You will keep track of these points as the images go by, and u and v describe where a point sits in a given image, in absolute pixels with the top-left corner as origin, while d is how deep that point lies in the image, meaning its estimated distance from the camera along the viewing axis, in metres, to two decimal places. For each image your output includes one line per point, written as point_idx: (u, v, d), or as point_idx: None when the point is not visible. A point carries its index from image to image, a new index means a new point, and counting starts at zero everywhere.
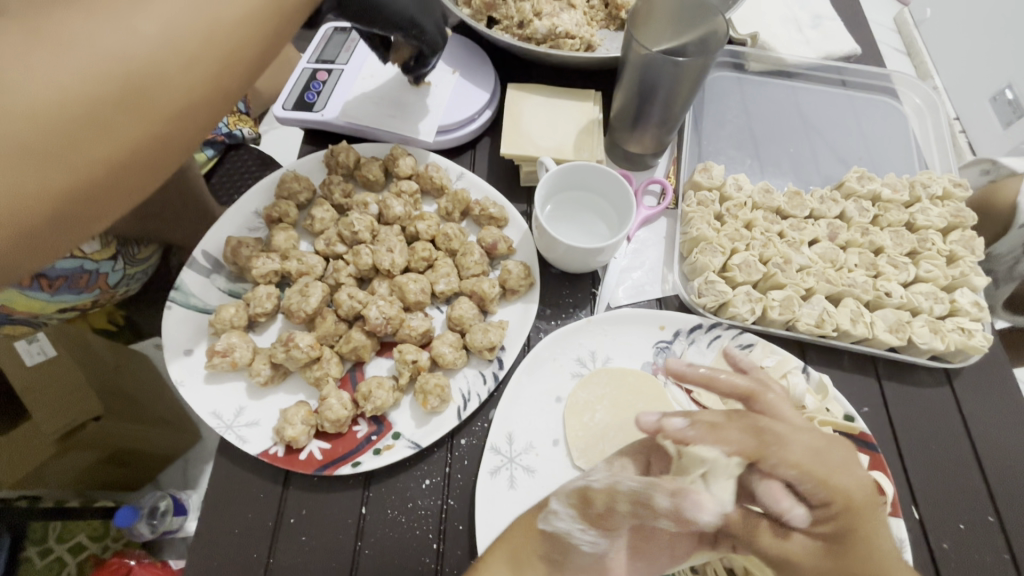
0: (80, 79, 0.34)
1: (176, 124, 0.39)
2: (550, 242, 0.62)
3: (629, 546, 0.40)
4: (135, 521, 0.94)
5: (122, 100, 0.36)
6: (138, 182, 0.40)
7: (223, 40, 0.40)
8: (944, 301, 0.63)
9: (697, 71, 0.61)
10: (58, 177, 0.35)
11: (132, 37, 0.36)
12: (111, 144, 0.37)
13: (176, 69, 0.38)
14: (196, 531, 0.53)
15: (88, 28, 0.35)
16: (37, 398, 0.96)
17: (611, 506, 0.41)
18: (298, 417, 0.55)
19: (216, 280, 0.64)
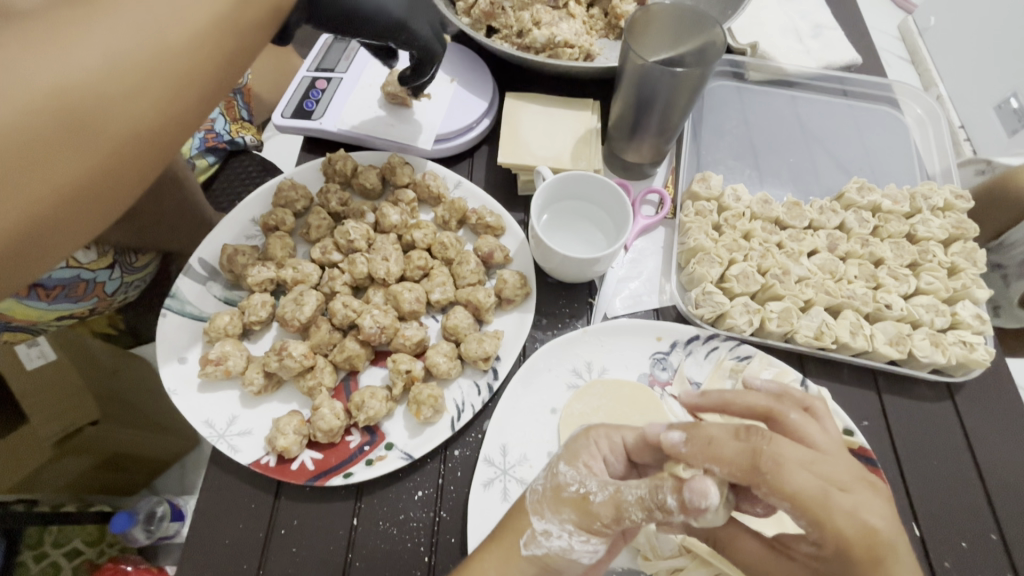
0: (16, 113, 0.34)
1: (124, 153, 0.39)
2: (546, 251, 0.61)
3: (575, 549, 0.43)
4: (131, 526, 0.94)
5: (58, 131, 0.36)
6: (84, 212, 0.40)
7: (168, 60, 0.39)
8: (945, 314, 0.62)
9: (695, 80, 0.61)
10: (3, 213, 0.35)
11: (71, 67, 0.35)
12: (52, 176, 0.37)
13: (122, 98, 0.38)
14: (186, 541, 0.52)
15: (25, 59, 0.34)
16: (35, 403, 1.02)
17: (608, 517, 0.42)
18: (290, 427, 0.54)
19: (212, 288, 0.64)
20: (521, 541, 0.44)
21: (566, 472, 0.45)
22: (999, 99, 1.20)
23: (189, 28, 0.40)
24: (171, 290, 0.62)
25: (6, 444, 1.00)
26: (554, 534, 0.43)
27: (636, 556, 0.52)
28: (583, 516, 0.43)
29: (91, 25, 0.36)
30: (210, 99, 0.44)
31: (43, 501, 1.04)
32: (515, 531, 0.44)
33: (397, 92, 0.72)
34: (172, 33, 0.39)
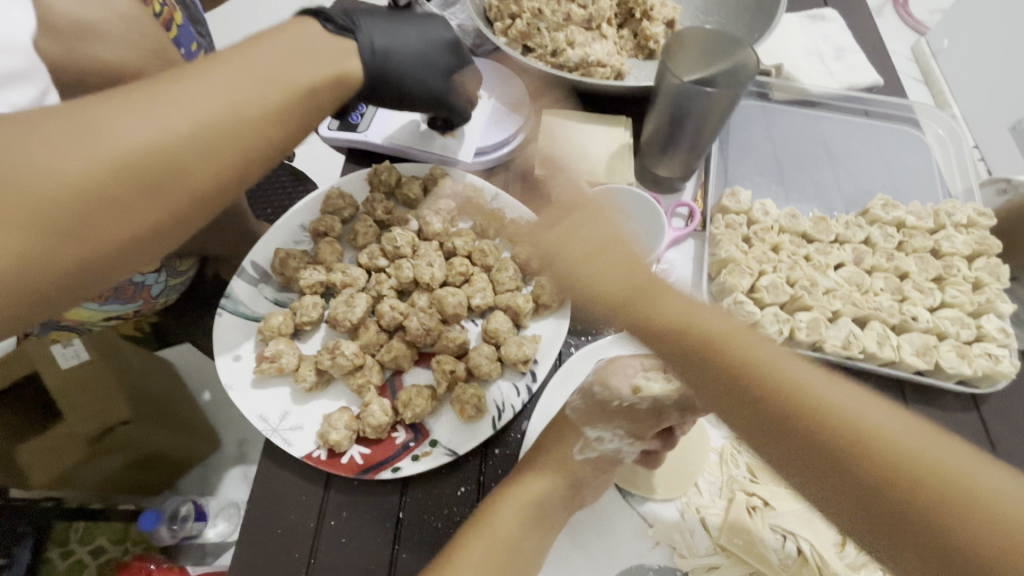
0: (101, 166, 0.36)
1: (187, 206, 0.41)
2: (583, 259, 0.65)
3: (625, 449, 0.58)
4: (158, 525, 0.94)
5: (153, 177, 0.38)
6: (139, 258, 0.41)
7: (256, 115, 0.43)
8: (970, 326, 0.64)
9: (727, 100, 0.65)
10: (91, 250, 0.37)
11: (157, 129, 0.38)
12: (128, 219, 0.38)
13: (196, 156, 0.40)
14: (242, 530, 0.55)
15: (120, 122, 0.37)
16: (73, 403, 1.07)
17: (649, 415, 0.58)
18: (341, 422, 0.57)
19: (264, 290, 0.67)
20: (579, 448, 0.57)
21: (602, 391, 0.58)
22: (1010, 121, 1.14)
23: (264, 101, 0.43)
24: (226, 291, 0.65)
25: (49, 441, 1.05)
26: (607, 439, 0.58)
27: (672, 553, 0.55)
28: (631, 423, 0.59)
29: (184, 95, 0.40)
30: (277, 154, 0.47)
31: (72, 497, 1.06)
32: (556, 453, 0.56)
33: None
34: (249, 101, 0.42)
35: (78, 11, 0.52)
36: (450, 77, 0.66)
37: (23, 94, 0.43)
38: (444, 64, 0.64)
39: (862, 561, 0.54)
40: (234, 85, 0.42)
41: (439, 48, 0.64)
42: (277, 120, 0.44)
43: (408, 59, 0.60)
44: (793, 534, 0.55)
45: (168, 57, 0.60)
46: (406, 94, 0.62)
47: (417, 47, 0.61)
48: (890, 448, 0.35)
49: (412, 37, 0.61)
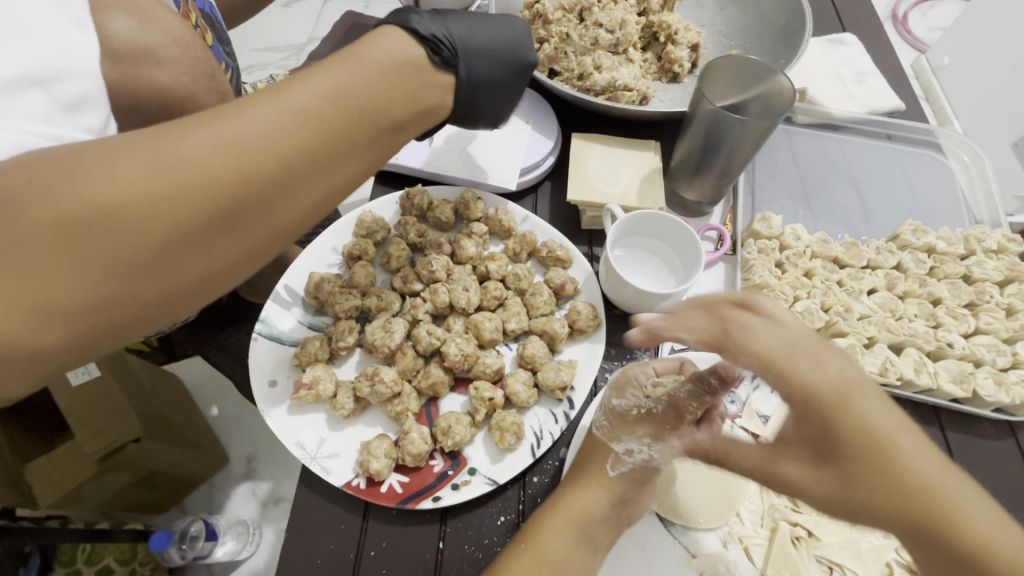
0: (188, 205, 0.36)
1: (265, 241, 0.40)
2: (619, 284, 0.65)
3: (655, 458, 0.53)
4: (168, 546, 0.97)
5: (232, 215, 0.37)
6: (211, 290, 0.40)
7: (340, 156, 0.42)
8: (1006, 353, 0.64)
9: (759, 132, 0.65)
10: (164, 286, 0.37)
11: (242, 167, 0.37)
12: (204, 254, 0.37)
13: (275, 196, 0.39)
14: (282, 560, 0.54)
15: (206, 159, 0.36)
16: (80, 420, 0.96)
17: (671, 419, 0.53)
18: (381, 451, 0.56)
19: (297, 313, 0.67)
20: (607, 466, 0.54)
21: (621, 402, 0.56)
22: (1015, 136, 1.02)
23: (346, 138, 0.41)
24: (259, 315, 0.65)
25: (55, 457, 0.96)
26: (635, 451, 0.53)
27: None
28: (655, 426, 0.53)
29: (268, 131, 0.38)
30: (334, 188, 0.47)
31: (76, 518, 1.00)
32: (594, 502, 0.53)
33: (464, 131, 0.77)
34: (330, 139, 0.41)
35: (135, 34, 0.50)
36: (508, 100, 0.63)
37: (95, 117, 0.44)
38: (509, 88, 0.62)
39: None
40: (321, 116, 0.40)
41: (511, 71, 0.62)
42: (355, 155, 0.43)
43: (483, 75, 0.58)
44: (838, 565, 0.55)
45: (214, 80, 0.59)
46: (468, 108, 0.59)
47: (493, 65, 0.59)
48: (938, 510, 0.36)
49: (490, 51, 0.59)
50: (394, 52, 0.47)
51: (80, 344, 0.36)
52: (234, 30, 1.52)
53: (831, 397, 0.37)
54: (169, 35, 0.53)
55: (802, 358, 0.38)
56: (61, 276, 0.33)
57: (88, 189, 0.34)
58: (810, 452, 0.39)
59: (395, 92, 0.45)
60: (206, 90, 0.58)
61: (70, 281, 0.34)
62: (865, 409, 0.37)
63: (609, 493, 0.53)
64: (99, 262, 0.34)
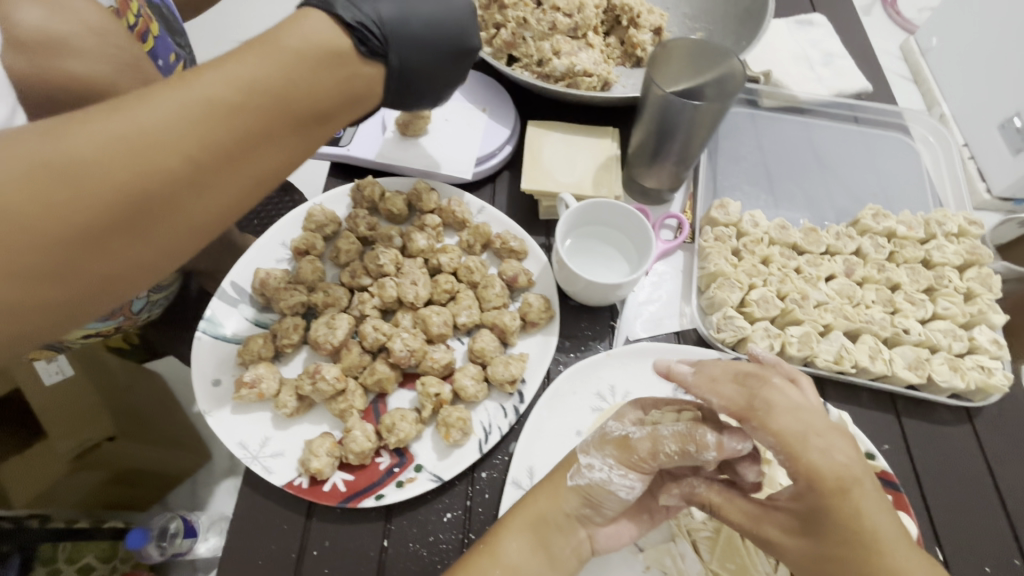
0: (83, 211, 0.33)
1: (177, 244, 0.38)
2: (570, 276, 0.63)
3: (613, 482, 0.49)
4: (145, 544, 0.86)
5: (137, 217, 0.35)
6: (118, 291, 0.37)
7: (257, 153, 0.39)
8: (963, 339, 0.63)
9: (712, 114, 0.64)
10: (64, 294, 0.34)
11: (143, 168, 0.34)
12: (106, 261, 0.35)
13: (185, 197, 0.36)
14: (222, 561, 0.53)
15: (100, 157, 0.33)
16: (51, 420, 1.05)
17: (644, 452, 0.49)
18: (323, 449, 0.55)
19: (244, 310, 0.65)
20: (568, 474, 0.51)
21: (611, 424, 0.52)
22: (1002, 117, 0.99)
23: (264, 134, 0.39)
24: (204, 313, 0.64)
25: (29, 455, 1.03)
26: (596, 467, 0.50)
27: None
28: (624, 451, 0.50)
29: (171, 125, 0.35)
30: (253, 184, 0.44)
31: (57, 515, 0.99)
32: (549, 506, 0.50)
33: (416, 120, 0.75)
34: (243, 133, 0.37)
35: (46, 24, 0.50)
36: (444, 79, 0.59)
37: None
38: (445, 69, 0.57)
39: None
40: (234, 110, 0.37)
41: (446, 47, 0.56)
42: (277, 153, 0.40)
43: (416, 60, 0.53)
44: None
45: (143, 70, 0.57)
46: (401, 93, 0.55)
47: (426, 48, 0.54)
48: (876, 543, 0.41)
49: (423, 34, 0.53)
50: (318, 38, 0.42)
51: None
52: (201, 22, 1.48)
53: (830, 483, 0.42)
54: (83, 22, 0.53)
55: (815, 436, 0.44)
56: None
57: None
58: (797, 522, 0.45)
59: (320, 82, 0.41)
60: (133, 80, 0.56)
61: None
62: (853, 495, 0.42)
63: (565, 502, 0.50)
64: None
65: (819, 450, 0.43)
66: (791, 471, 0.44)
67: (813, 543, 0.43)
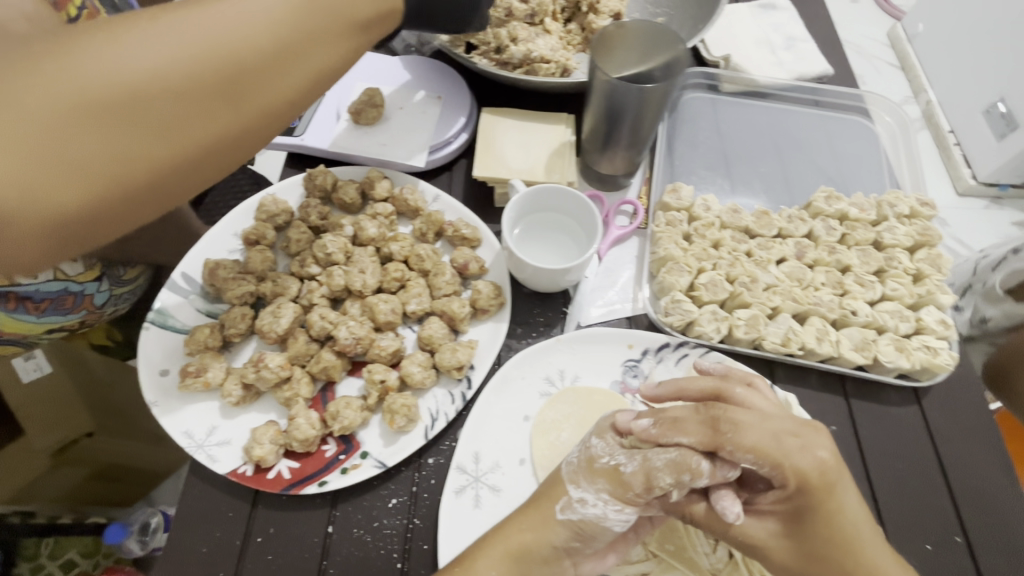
0: (193, 76, 0.41)
1: (255, 121, 0.46)
2: (518, 262, 0.62)
3: (609, 517, 0.47)
4: (124, 539, 0.92)
5: (228, 88, 0.43)
6: (211, 162, 0.45)
7: (317, 47, 0.46)
8: (910, 319, 0.63)
9: (661, 94, 0.63)
10: (176, 148, 0.42)
11: (237, 48, 0.42)
12: (207, 124, 0.43)
13: (264, 78, 0.44)
14: (165, 548, 0.54)
15: (174, 52, 0.40)
16: (29, 415, 0.96)
17: (638, 486, 0.46)
18: (267, 437, 0.56)
19: (194, 301, 0.65)
20: (557, 507, 0.48)
21: (597, 445, 0.49)
22: (986, 102, 0.98)
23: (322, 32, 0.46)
24: (153, 304, 0.64)
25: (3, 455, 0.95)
26: (588, 502, 0.47)
27: None
28: (617, 485, 0.47)
29: (230, 35, 0.42)
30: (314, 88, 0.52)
31: (40, 513, 1.01)
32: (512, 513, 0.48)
33: (368, 109, 0.74)
34: (287, 45, 0.45)
35: None
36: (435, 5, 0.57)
37: None
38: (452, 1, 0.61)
39: None
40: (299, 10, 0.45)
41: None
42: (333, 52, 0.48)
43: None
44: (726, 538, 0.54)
45: None
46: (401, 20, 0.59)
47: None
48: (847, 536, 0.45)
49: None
50: None
51: (106, 199, 0.41)
52: None
53: (816, 483, 0.43)
54: None
55: (793, 438, 0.44)
56: (89, 133, 0.38)
57: (103, 56, 0.39)
58: (782, 522, 0.46)
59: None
60: None
61: (100, 138, 0.39)
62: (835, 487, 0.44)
63: (554, 536, 0.48)
64: (75, 140, 0.38)
65: (804, 453, 0.44)
66: (778, 476, 0.44)
67: (804, 544, 0.45)
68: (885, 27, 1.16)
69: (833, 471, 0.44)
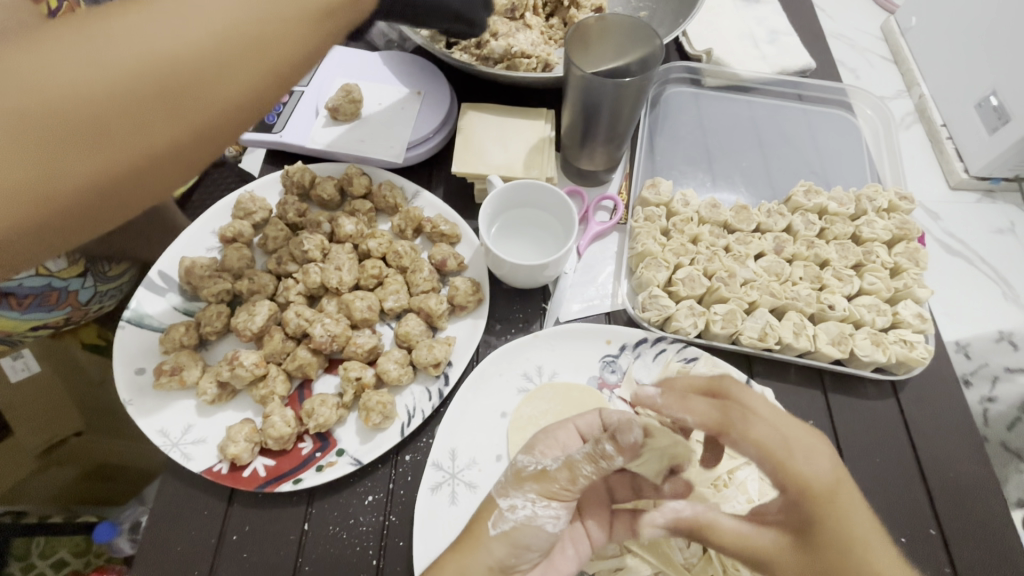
0: (98, 87, 0.33)
1: (177, 146, 0.36)
2: (495, 259, 0.62)
3: (539, 515, 0.48)
4: (115, 536, 0.89)
5: (144, 102, 0.34)
6: (125, 197, 0.36)
7: (258, 52, 0.37)
8: (887, 313, 0.63)
9: (636, 89, 0.63)
10: (70, 176, 0.33)
11: (152, 53, 0.34)
12: (112, 147, 0.34)
13: (187, 92, 0.35)
14: (138, 546, 0.54)
15: (97, 55, 0.33)
16: (18, 415, 1.01)
17: (564, 480, 0.49)
18: (241, 435, 0.55)
19: (171, 299, 0.65)
20: (490, 522, 0.48)
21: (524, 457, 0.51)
22: (978, 95, 0.97)
23: (269, 31, 0.37)
24: (130, 303, 0.64)
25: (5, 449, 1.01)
26: (519, 506, 0.48)
27: None
28: (545, 484, 0.49)
29: (200, 23, 0.35)
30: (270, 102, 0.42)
31: (34, 512, 0.99)
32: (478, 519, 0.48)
33: (346, 104, 0.74)
34: (268, 25, 0.37)
35: None
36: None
37: None
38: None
39: None
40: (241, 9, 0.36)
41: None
42: (281, 56, 0.38)
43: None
44: None
45: None
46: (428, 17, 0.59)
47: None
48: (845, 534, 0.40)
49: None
50: None
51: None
52: None
53: (819, 493, 0.41)
54: None
55: (794, 449, 0.43)
56: None
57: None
58: (793, 537, 0.41)
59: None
60: None
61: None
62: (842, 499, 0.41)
63: (489, 554, 0.47)
64: None
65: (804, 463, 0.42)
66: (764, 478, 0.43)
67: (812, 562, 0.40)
68: (880, 22, 1.16)
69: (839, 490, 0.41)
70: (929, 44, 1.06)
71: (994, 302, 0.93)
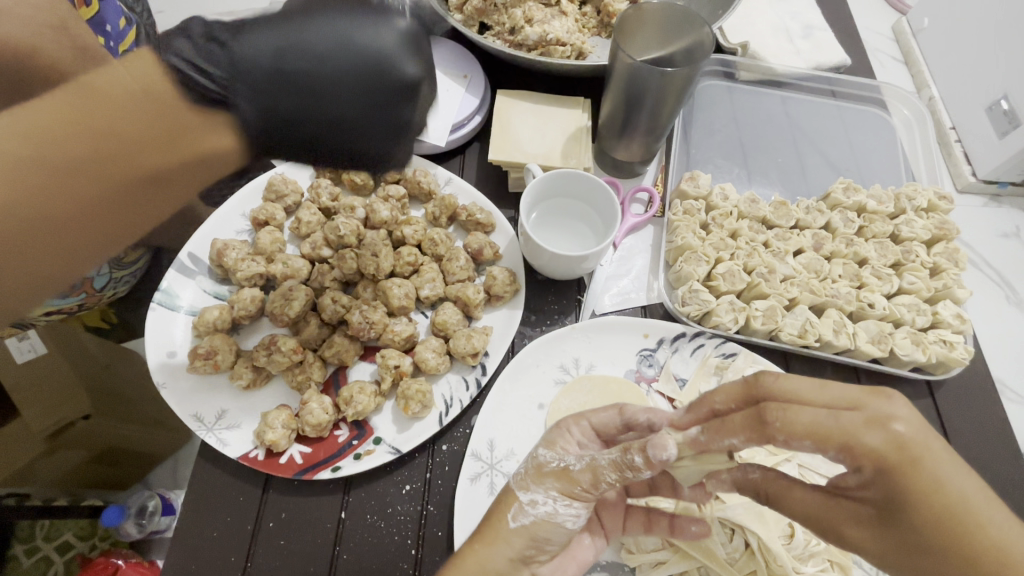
0: None
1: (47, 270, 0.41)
2: (535, 249, 0.61)
3: (559, 513, 0.47)
4: (122, 521, 0.83)
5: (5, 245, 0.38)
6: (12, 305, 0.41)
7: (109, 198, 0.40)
8: (927, 313, 0.63)
9: (682, 80, 0.61)
10: None
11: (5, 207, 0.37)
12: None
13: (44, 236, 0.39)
14: (173, 534, 0.53)
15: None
16: (26, 396, 0.92)
17: (587, 483, 0.47)
18: (279, 421, 0.54)
19: (202, 282, 0.64)
20: (510, 515, 0.47)
21: (545, 452, 0.50)
22: (989, 99, 0.95)
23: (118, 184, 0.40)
24: (160, 284, 0.62)
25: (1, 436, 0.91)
26: (540, 502, 0.47)
27: (620, 549, 0.54)
28: (567, 484, 0.47)
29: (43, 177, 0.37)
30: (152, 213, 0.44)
31: (36, 493, 0.94)
32: (502, 509, 0.48)
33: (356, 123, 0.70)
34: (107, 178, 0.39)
35: None
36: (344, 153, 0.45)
37: None
38: (375, 120, 0.43)
39: (809, 551, 0.54)
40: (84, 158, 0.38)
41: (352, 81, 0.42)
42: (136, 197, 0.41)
43: (274, 96, 0.41)
44: (741, 528, 0.54)
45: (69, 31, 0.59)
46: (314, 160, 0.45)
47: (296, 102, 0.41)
48: (945, 513, 0.34)
49: (324, 53, 0.41)
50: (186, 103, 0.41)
51: None
52: None
53: (898, 461, 0.35)
54: None
55: (851, 413, 0.37)
56: None
57: None
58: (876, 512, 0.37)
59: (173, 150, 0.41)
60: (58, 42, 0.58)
61: None
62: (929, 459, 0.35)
63: (513, 548, 0.46)
64: None
65: (874, 429, 0.36)
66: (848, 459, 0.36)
67: (895, 531, 0.37)
68: (892, 22, 1.14)
69: (924, 445, 0.35)
70: (943, 46, 1.04)
71: (999, 307, 0.90)
